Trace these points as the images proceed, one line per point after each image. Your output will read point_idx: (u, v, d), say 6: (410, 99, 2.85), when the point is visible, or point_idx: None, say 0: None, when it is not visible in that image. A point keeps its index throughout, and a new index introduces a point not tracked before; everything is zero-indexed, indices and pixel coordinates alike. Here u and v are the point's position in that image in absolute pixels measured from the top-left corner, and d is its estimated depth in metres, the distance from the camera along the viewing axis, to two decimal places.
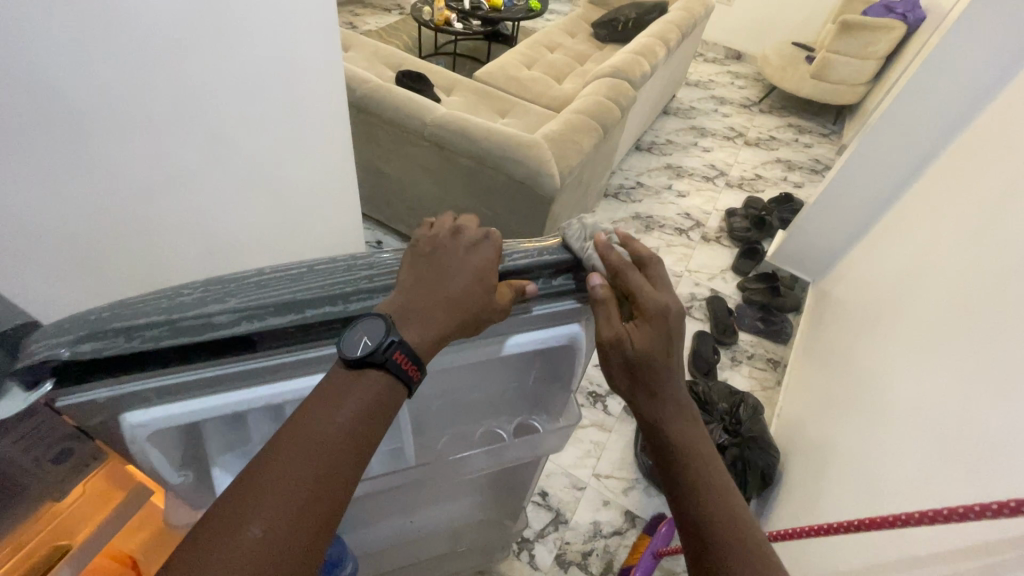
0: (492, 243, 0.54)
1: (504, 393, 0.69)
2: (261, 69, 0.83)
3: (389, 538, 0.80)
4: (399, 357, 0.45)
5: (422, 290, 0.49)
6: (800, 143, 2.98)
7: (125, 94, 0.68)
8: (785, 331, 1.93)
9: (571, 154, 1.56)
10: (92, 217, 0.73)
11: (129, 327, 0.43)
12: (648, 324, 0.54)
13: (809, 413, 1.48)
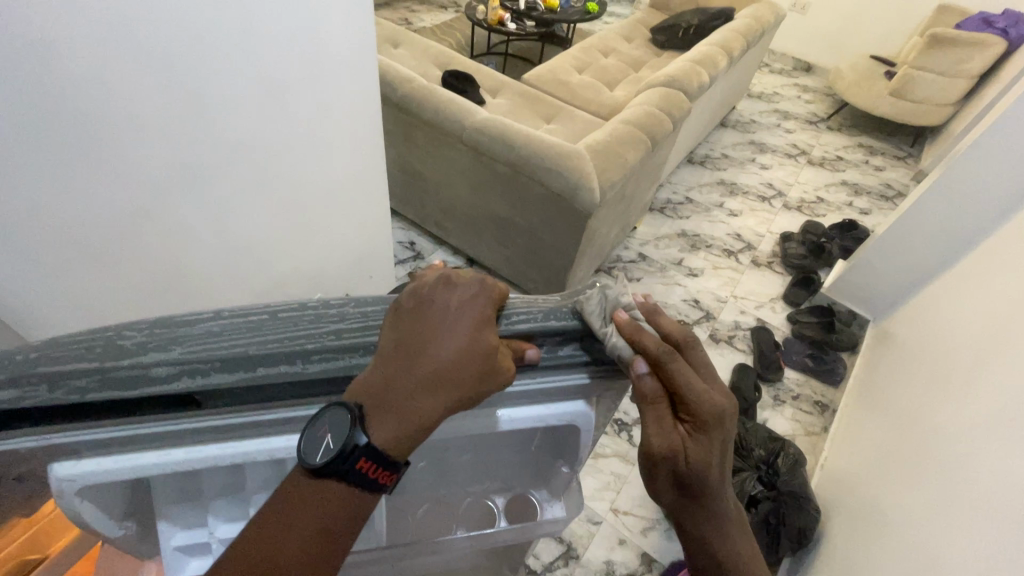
0: (489, 300, 0.47)
1: (501, 463, 0.64)
2: (287, 67, 0.78)
3: None
4: (362, 466, 0.41)
5: (401, 365, 0.43)
6: (871, 165, 2.75)
7: (139, 93, 0.64)
8: (837, 373, 1.76)
9: (615, 167, 1.47)
10: (108, 222, 0.71)
11: (52, 376, 0.39)
12: (706, 435, 0.50)
13: (859, 469, 1.33)
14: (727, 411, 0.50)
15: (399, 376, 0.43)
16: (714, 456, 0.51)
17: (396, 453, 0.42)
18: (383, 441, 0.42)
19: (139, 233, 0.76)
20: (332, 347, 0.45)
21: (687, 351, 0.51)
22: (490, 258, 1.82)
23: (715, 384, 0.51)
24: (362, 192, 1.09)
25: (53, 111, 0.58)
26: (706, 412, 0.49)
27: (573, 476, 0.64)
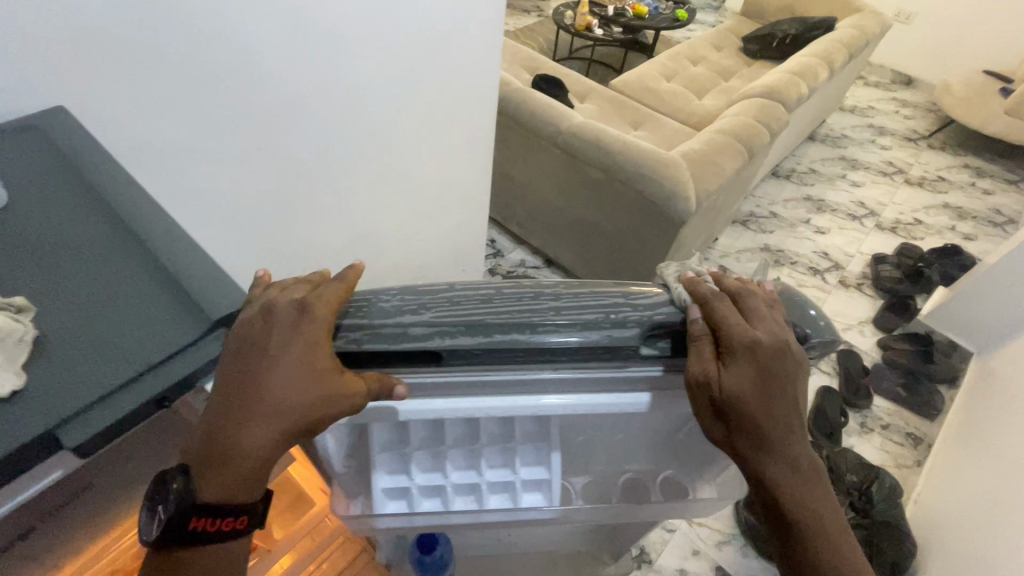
0: (315, 325, 0.44)
1: (663, 439, 0.61)
2: (420, 63, 0.89)
3: (483, 555, 0.79)
4: (196, 523, 0.42)
5: (227, 420, 0.42)
6: (977, 188, 2.56)
7: (308, 83, 0.76)
8: (934, 405, 1.66)
9: (710, 177, 1.46)
10: (265, 193, 0.83)
11: (335, 326, 0.46)
12: (737, 364, 0.47)
13: (958, 508, 1.25)
14: (773, 348, 0.47)
15: (233, 418, 0.41)
16: (753, 388, 0.47)
17: (251, 483, 0.43)
18: (221, 491, 0.42)
19: (291, 205, 0.88)
20: (502, 321, 0.48)
21: (740, 300, 0.51)
22: (569, 260, 1.85)
23: (761, 326, 0.49)
24: (461, 188, 1.18)
25: (249, 98, 0.71)
26: (735, 339, 0.47)
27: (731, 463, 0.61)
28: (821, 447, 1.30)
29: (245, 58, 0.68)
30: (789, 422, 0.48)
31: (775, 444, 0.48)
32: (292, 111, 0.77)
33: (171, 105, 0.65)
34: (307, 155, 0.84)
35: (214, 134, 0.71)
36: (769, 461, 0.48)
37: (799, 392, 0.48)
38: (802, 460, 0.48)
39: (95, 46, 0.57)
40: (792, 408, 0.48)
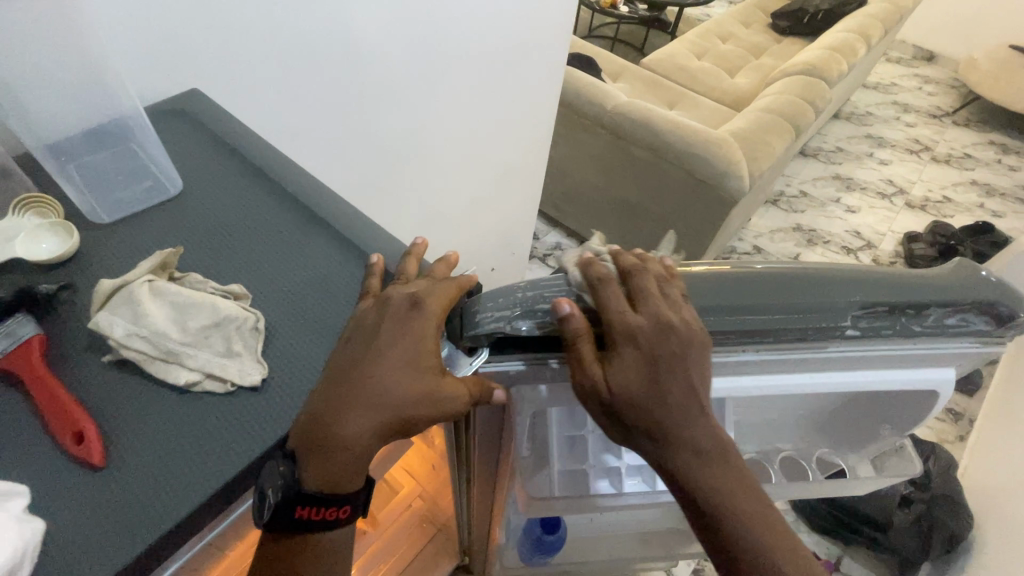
0: (428, 315, 0.39)
1: (819, 420, 0.61)
2: (506, 52, 0.89)
3: (593, 534, 0.80)
4: (301, 513, 0.36)
5: (324, 402, 0.36)
6: (1004, 165, 2.56)
7: (407, 72, 0.76)
8: (974, 382, 1.68)
9: (761, 156, 1.45)
10: (362, 183, 0.84)
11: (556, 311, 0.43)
12: (619, 360, 0.40)
13: (1006, 479, 1.28)
14: (655, 329, 0.41)
15: (336, 405, 0.36)
16: (640, 381, 0.40)
17: (334, 482, 0.36)
18: (316, 483, 0.36)
19: (375, 197, 0.88)
20: (705, 302, 0.45)
21: (628, 280, 0.43)
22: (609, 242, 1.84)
23: (644, 308, 0.41)
24: (524, 175, 1.19)
25: (355, 88, 0.72)
26: (614, 325, 0.41)
27: (902, 437, 0.59)
28: None
29: (359, 51, 0.69)
30: (688, 408, 0.41)
31: (673, 437, 0.40)
32: (392, 101, 0.78)
33: (294, 102, 0.68)
34: (401, 144, 0.85)
35: (320, 126, 0.72)
36: (675, 458, 0.41)
37: (700, 370, 0.41)
38: (710, 448, 0.41)
39: (230, 44, 0.59)
40: (689, 390, 0.41)
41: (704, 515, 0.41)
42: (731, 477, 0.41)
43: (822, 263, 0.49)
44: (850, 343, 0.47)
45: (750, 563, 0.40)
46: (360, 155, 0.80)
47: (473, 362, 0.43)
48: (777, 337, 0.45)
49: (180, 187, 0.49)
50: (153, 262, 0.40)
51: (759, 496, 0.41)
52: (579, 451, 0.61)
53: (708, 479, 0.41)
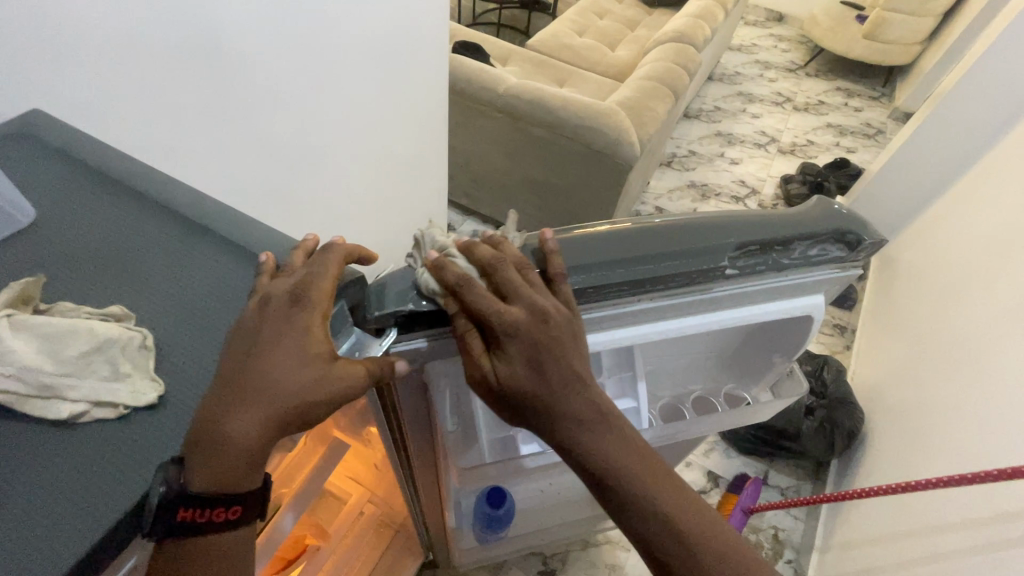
0: (312, 307, 0.40)
1: (720, 356, 0.68)
2: (383, 41, 0.88)
3: (538, 502, 0.82)
4: (185, 517, 0.35)
5: (211, 405, 0.36)
6: (850, 107, 2.91)
7: (282, 70, 0.73)
8: (851, 297, 1.92)
9: (648, 122, 1.55)
10: (258, 192, 0.80)
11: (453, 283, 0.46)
12: (505, 353, 0.44)
13: (887, 376, 1.49)
14: (531, 319, 0.43)
15: (225, 401, 0.36)
16: (526, 369, 0.44)
17: (223, 483, 0.36)
18: (207, 483, 0.35)
19: (272, 204, 0.84)
20: (599, 259, 0.48)
21: (493, 274, 0.45)
22: (523, 222, 1.88)
23: (516, 298, 0.44)
24: (424, 166, 1.19)
25: (227, 89, 0.68)
26: (493, 323, 0.43)
27: (792, 362, 0.66)
28: None
29: (230, 51, 0.65)
30: (570, 383, 0.45)
31: (565, 417, 0.45)
32: (275, 102, 0.75)
33: (159, 110, 0.62)
34: (293, 146, 0.82)
35: (194, 133, 0.67)
36: (565, 431, 0.45)
37: (577, 352, 0.45)
38: (591, 416, 0.45)
39: (71, 55, 0.53)
40: (568, 368, 0.45)
41: (597, 478, 0.46)
42: (619, 444, 0.46)
43: (704, 213, 0.54)
44: (732, 281, 0.52)
45: (645, 508, 0.45)
46: (253, 162, 0.77)
47: (383, 342, 0.45)
48: (671, 285, 0.50)
49: (39, 218, 0.45)
50: (11, 295, 0.36)
51: (634, 446, 0.47)
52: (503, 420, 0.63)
53: (598, 450, 0.45)
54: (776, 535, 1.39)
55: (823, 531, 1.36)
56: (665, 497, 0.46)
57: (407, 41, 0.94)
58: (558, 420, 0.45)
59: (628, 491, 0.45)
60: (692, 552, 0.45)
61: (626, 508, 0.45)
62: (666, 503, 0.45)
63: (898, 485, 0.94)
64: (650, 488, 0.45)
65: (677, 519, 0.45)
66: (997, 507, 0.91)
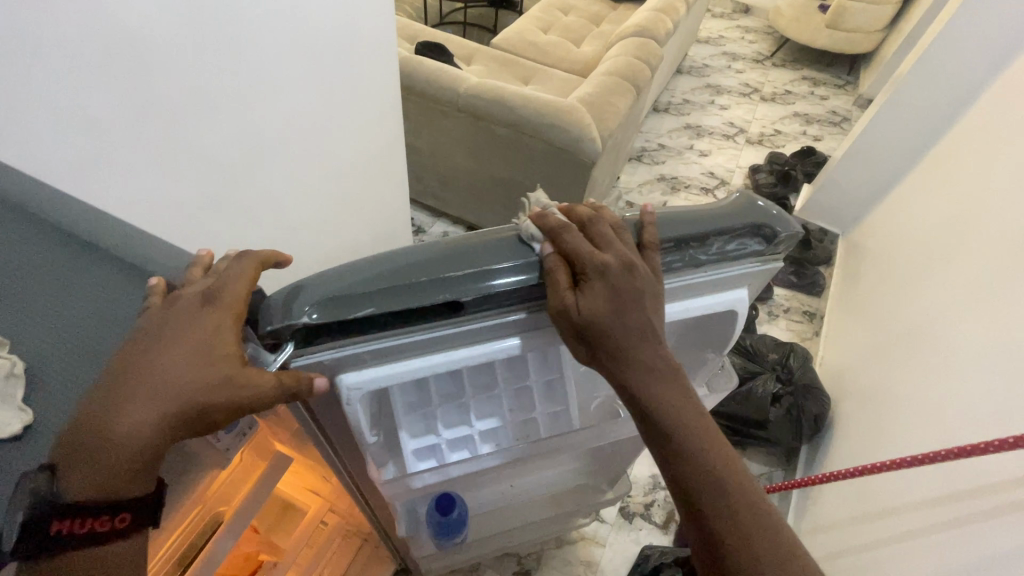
0: (222, 307, 0.44)
1: None
2: (320, 41, 0.86)
3: (497, 500, 0.85)
4: (58, 528, 0.39)
5: (105, 402, 0.40)
6: (817, 95, 2.95)
7: (213, 77, 0.71)
8: (819, 284, 1.96)
9: (610, 117, 1.55)
10: (197, 203, 0.78)
11: (350, 296, 0.46)
12: (590, 289, 0.48)
13: (852, 360, 1.52)
14: (621, 267, 0.49)
15: (115, 401, 0.40)
16: (606, 308, 0.48)
17: (112, 474, 0.40)
18: (86, 492, 0.40)
19: (212, 214, 0.81)
20: (504, 261, 0.50)
21: (590, 227, 0.52)
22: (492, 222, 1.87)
23: (608, 247, 0.50)
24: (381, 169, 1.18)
25: (154, 98, 0.65)
26: (586, 263, 0.49)
27: (722, 355, 0.69)
28: (744, 337, 1.51)
29: (155, 60, 0.63)
30: (645, 333, 0.49)
31: (634, 359, 0.50)
32: (210, 110, 0.73)
33: (80, 121, 0.59)
34: (232, 152, 0.80)
35: (119, 143, 0.64)
36: (633, 373, 0.50)
37: (655, 308, 0.50)
38: (660, 366, 0.51)
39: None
40: (646, 320, 0.49)
41: (653, 422, 0.51)
42: (679, 395, 0.51)
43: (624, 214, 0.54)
44: None
45: (694, 458, 0.50)
46: (190, 172, 0.75)
47: (277, 357, 0.46)
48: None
49: None
50: None
51: (692, 404, 0.52)
52: (432, 427, 0.66)
53: (660, 394, 0.50)
54: None
55: (794, 516, 1.38)
56: (716, 454, 0.51)
57: (347, 40, 0.92)
58: (629, 363, 0.50)
59: (687, 439, 0.50)
60: (733, 511, 0.48)
61: (680, 453, 0.50)
62: (717, 459, 0.50)
63: (855, 469, 0.96)
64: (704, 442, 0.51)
65: (723, 475, 0.50)
66: (957, 486, 0.93)
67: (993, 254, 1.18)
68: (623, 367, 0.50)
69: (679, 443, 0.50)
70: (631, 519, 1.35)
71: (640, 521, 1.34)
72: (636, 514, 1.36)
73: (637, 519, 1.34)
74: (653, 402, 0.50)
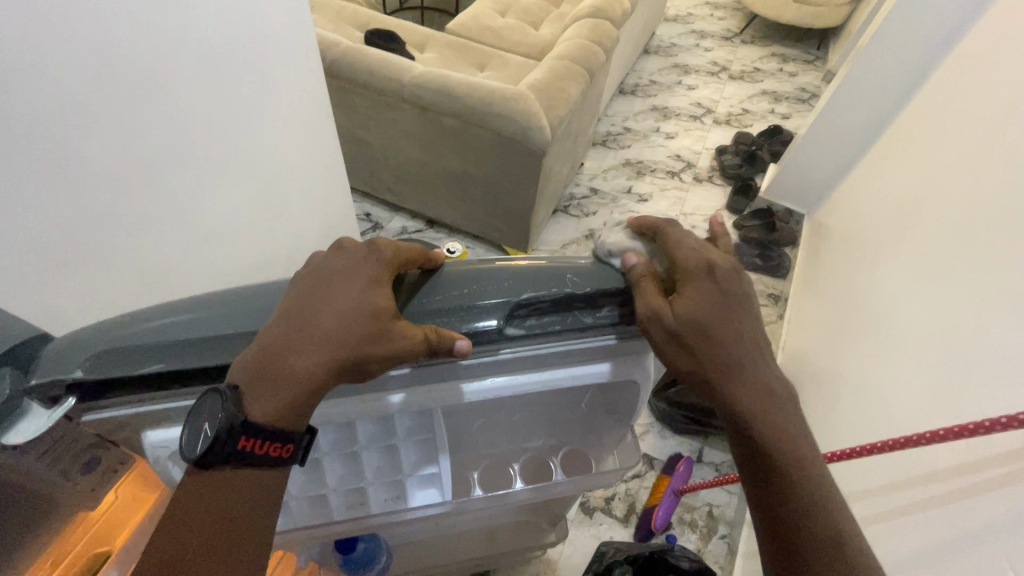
0: (374, 272, 0.50)
1: (560, 417, 0.72)
2: (229, 34, 0.75)
3: (426, 535, 0.92)
4: (245, 444, 0.45)
5: (293, 337, 0.47)
6: (785, 72, 2.91)
7: (87, 78, 0.59)
8: (784, 266, 1.95)
9: (559, 103, 1.50)
10: (83, 227, 0.65)
11: (134, 348, 0.46)
12: (690, 290, 0.51)
13: (812, 343, 1.50)
14: (729, 268, 0.53)
15: (295, 342, 0.46)
16: (708, 311, 0.51)
17: (282, 408, 0.46)
18: (263, 416, 0.46)
19: (107, 237, 0.69)
20: (448, 308, 0.53)
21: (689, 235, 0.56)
22: (450, 216, 1.83)
23: (713, 252, 0.54)
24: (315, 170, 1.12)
25: (10, 105, 0.53)
26: (692, 266, 0.53)
27: (627, 428, 0.70)
28: None
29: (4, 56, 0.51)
30: (745, 343, 0.52)
31: (743, 376, 0.51)
32: (89, 116, 0.61)
33: None
34: (122, 162, 0.67)
35: None
36: (729, 385, 0.51)
37: (752, 318, 0.53)
38: (763, 380, 0.52)
39: None
40: (749, 328, 0.52)
41: (747, 438, 0.52)
42: (781, 411, 0.52)
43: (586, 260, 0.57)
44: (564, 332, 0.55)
45: (790, 476, 0.50)
46: (69, 189, 0.62)
47: (52, 411, 0.46)
48: (525, 324, 0.54)
49: None
50: None
51: (794, 424, 0.52)
52: (320, 476, 0.66)
53: (763, 414, 0.51)
54: (710, 512, 1.37)
55: None
56: (812, 479, 0.50)
57: (264, 32, 0.81)
58: (731, 375, 0.51)
59: (786, 457, 0.51)
60: (824, 533, 0.49)
61: (776, 469, 0.51)
62: (816, 483, 0.50)
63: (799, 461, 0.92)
64: (801, 464, 0.51)
65: (813, 498, 0.50)
66: (894, 476, 0.87)
67: (945, 229, 1.14)
68: (724, 378, 0.51)
69: (777, 460, 0.51)
70: (591, 513, 1.34)
71: (601, 516, 1.33)
72: (597, 508, 1.34)
73: (597, 513, 1.33)
74: (752, 418, 0.51)
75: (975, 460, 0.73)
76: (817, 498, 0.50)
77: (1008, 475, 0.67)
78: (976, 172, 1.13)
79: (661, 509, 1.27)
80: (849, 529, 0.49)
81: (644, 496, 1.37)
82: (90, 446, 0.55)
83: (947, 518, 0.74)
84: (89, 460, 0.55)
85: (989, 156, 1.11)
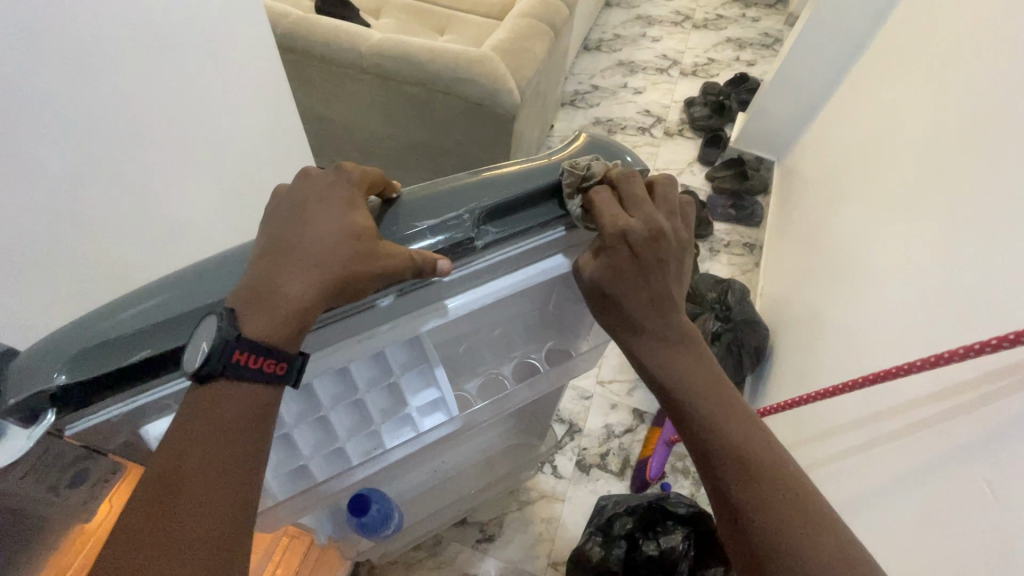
0: (350, 194, 0.51)
1: (540, 318, 0.76)
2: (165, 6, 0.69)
3: (426, 483, 0.97)
4: (239, 357, 0.45)
5: (280, 262, 0.47)
6: (748, 18, 2.87)
7: (16, 63, 0.54)
8: (756, 214, 1.99)
9: (525, 64, 1.45)
10: (40, 229, 0.61)
11: (115, 341, 0.45)
12: (609, 253, 0.55)
13: (789, 289, 1.55)
14: (646, 234, 0.54)
15: (284, 267, 0.47)
16: (624, 277, 0.56)
17: (275, 331, 0.46)
18: (258, 335, 0.45)
19: (67, 239, 0.65)
20: (420, 222, 0.53)
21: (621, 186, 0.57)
22: None
23: (638, 212, 0.55)
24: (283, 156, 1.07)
25: None
26: (612, 231, 0.53)
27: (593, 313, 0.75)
28: None
29: None
30: (653, 307, 0.57)
31: (647, 330, 0.58)
32: (22, 109, 0.56)
33: None
34: (69, 154, 0.62)
35: None
36: (643, 342, 0.58)
37: (661, 280, 0.56)
38: (671, 335, 0.58)
39: None
40: (651, 293, 0.57)
41: (666, 390, 0.58)
42: (691, 361, 0.59)
43: (527, 160, 0.60)
44: (527, 235, 0.58)
45: (704, 418, 0.56)
46: (15, 191, 0.57)
47: (33, 430, 0.43)
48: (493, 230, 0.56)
49: None
50: None
51: (705, 369, 0.59)
52: (330, 431, 0.67)
53: (671, 364, 0.58)
54: None
55: None
56: (733, 417, 0.56)
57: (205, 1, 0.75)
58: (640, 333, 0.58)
59: (700, 399, 0.57)
60: (741, 463, 0.53)
61: (686, 411, 0.57)
62: (738, 420, 0.56)
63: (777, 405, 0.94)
64: (713, 406, 0.56)
65: (740, 435, 0.55)
66: (872, 407, 0.92)
67: (912, 166, 1.17)
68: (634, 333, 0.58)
69: (693, 410, 0.57)
70: (588, 470, 1.38)
71: (597, 471, 1.37)
72: (593, 465, 1.39)
73: (594, 469, 1.38)
74: (658, 370, 0.58)
75: (951, 386, 0.77)
76: (751, 434, 0.55)
77: (983, 397, 0.71)
78: (940, 108, 1.14)
79: (654, 458, 1.32)
80: (771, 460, 0.53)
81: (637, 449, 1.42)
82: (78, 460, 0.51)
83: (923, 443, 0.78)
84: (77, 474, 0.52)
85: (952, 90, 1.12)
